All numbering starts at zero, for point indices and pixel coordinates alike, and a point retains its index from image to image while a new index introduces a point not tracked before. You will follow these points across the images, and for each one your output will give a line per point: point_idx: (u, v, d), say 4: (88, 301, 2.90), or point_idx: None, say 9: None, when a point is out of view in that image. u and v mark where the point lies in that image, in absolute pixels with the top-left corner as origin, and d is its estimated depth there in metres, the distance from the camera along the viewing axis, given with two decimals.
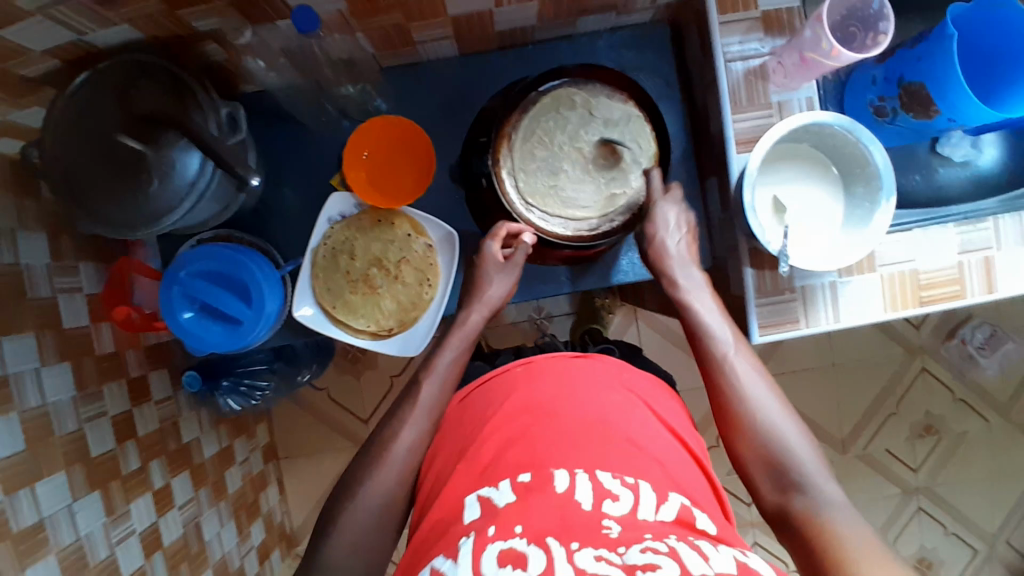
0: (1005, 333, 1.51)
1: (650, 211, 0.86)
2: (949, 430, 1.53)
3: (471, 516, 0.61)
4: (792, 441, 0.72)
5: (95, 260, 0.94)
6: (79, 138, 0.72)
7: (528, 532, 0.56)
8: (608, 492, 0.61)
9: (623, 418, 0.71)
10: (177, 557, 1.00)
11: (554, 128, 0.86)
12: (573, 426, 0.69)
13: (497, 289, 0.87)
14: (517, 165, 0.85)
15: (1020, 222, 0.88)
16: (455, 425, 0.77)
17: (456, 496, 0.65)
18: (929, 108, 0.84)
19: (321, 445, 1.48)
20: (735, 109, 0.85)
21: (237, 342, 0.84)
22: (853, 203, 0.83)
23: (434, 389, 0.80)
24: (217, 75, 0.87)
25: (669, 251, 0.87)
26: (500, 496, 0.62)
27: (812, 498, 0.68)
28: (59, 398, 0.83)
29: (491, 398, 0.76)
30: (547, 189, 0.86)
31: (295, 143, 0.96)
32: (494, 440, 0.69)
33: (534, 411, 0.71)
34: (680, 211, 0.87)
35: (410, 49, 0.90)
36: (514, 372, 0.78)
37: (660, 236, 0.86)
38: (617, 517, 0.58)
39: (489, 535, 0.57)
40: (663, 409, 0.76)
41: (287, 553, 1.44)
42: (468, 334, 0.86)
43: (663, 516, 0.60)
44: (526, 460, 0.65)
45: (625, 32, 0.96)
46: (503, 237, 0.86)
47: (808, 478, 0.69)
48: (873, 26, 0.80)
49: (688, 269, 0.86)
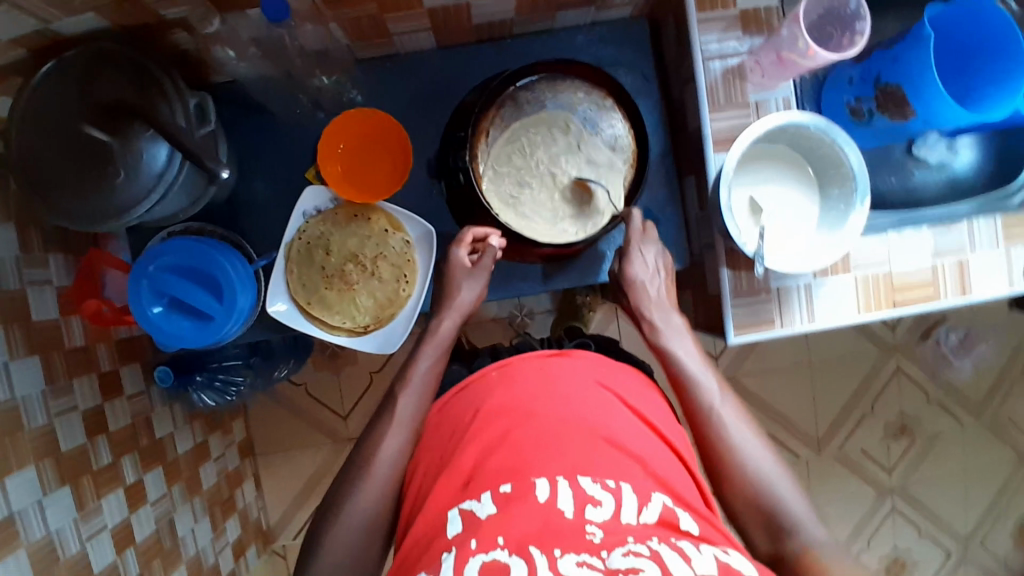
0: (978, 334, 1.54)
1: (629, 254, 0.88)
2: (924, 429, 1.55)
3: (454, 530, 0.59)
4: (781, 486, 0.72)
5: (64, 251, 0.91)
6: (43, 130, 0.70)
7: (511, 541, 0.55)
8: (590, 498, 0.59)
9: (601, 415, 0.68)
10: (150, 552, 0.99)
11: (534, 133, 0.87)
12: (553, 425, 0.66)
13: (468, 293, 0.86)
14: (494, 164, 0.87)
15: (993, 226, 0.90)
16: (434, 434, 0.75)
17: (439, 506, 0.64)
18: (905, 108, 0.86)
19: (299, 441, 1.46)
20: (713, 107, 0.85)
21: (208, 337, 0.82)
22: (828, 204, 0.84)
23: (412, 401, 0.77)
24: (189, 65, 0.85)
25: (651, 295, 0.88)
26: (482, 508, 0.60)
27: (805, 541, 0.68)
28: (28, 393, 0.81)
29: (469, 401, 0.73)
30: (524, 190, 0.87)
31: (270, 134, 0.95)
32: (472, 447, 0.66)
33: (513, 411, 0.68)
34: (658, 253, 0.89)
35: (387, 40, 0.88)
36: (489, 376, 0.74)
37: (641, 281, 0.88)
38: (600, 522, 0.57)
39: (471, 548, 0.56)
40: (641, 403, 0.74)
41: (264, 549, 1.42)
42: (442, 342, 0.84)
43: (645, 519, 0.59)
44: (505, 470, 0.62)
45: (605, 28, 0.96)
46: (469, 243, 0.87)
47: (796, 522, 0.70)
48: (850, 26, 0.80)
49: (668, 315, 0.87)
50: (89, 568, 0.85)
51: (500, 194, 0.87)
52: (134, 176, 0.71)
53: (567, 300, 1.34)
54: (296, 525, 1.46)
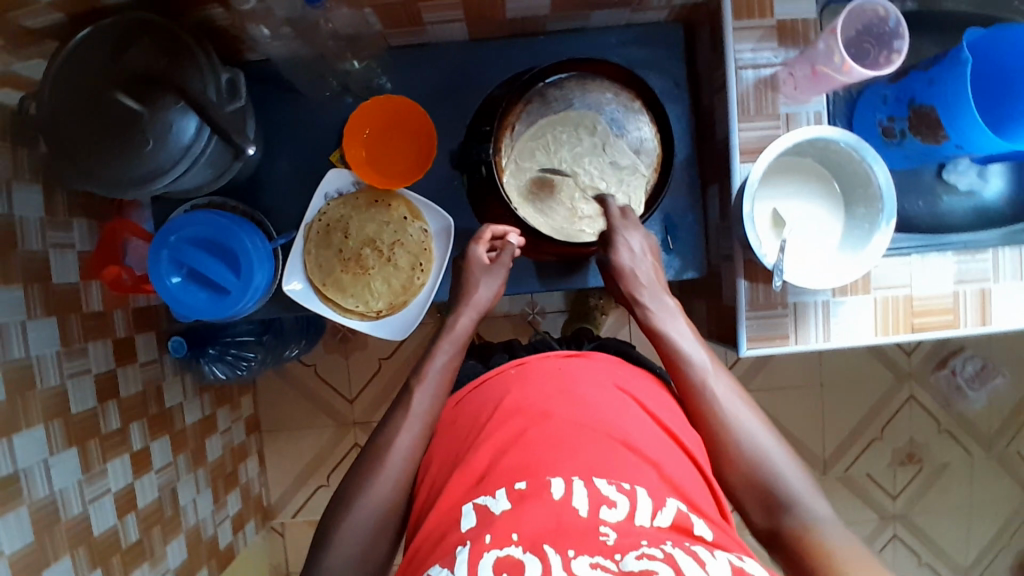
0: (995, 367, 1.51)
1: (613, 237, 0.84)
2: (932, 459, 1.53)
3: (468, 524, 0.57)
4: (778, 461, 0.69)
5: (89, 217, 0.93)
6: (75, 95, 0.71)
7: (525, 539, 0.53)
8: (604, 499, 0.57)
9: (617, 417, 0.66)
10: (150, 519, 1.01)
11: (558, 130, 0.88)
12: (568, 426, 0.64)
13: (485, 291, 0.84)
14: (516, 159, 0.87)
15: (1018, 256, 0.88)
16: (449, 431, 0.73)
17: (453, 501, 0.62)
18: (938, 131, 0.83)
19: (304, 422, 1.47)
20: (742, 117, 0.85)
21: (223, 310, 0.83)
22: (852, 223, 0.83)
23: (427, 396, 0.75)
24: (222, 41, 0.86)
25: (643, 278, 0.84)
26: (496, 504, 0.57)
27: (804, 515, 0.66)
28: (42, 353, 0.82)
29: (485, 398, 0.71)
30: (542, 187, 0.88)
31: (298, 115, 0.96)
32: (486, 444, 0.64)
33: (528, 410, 0.66)
34: (645, 237, 0.85)
35: (419, 29, 0.89)
36: (507, 373, 0.73)
37: (630, 264, 0.84)
38: (614, 524, 0.55)
39: (485, 543, 0.53)
40: (658, 408, 0.71)
41: (262, 525, 1.44)
42: (458, 339, 0.81)
43: (659, 523, 0.56)
44: (519, 468, 0.60)
45: (638, 30, 0.95)
46: (487, 240, 0.86)
47: (793, 496, 0.67)
48: (888, 43, 0.78)
49: (660, 297, 0.83)
50: (89, 531, 0.87)
51: (519, 189, 0.87)
52: (162, 146, 0.72)
53: (579, 303, 1.35)
54: (295, 504, 1.48)
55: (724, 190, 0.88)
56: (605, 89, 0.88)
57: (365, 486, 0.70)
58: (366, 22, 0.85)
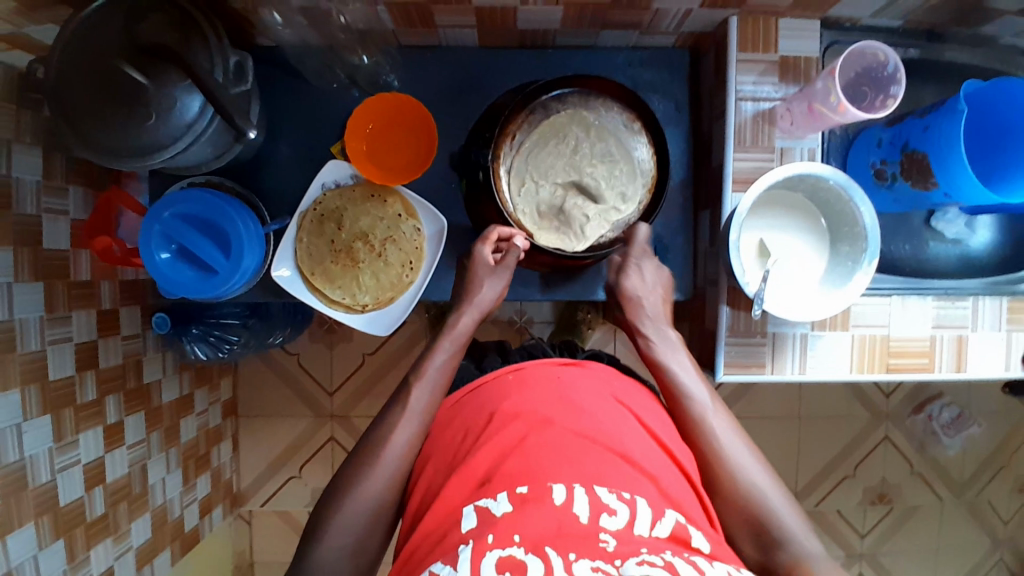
0: (971, 416, 1.52)
1: (625, 266, 0.90)
2: (903, 501, 1.54)
3: (468, 525, 0.58)
4: (771, 497, 0.69)
5: (85, 185, 0.93)
6: (81, 62, 0.72)
7: (527, 540, 0.54)
8: (604, 506, 0.57)
9: (616, 428, 0.66)
10: (117, 495, 1.00)
11: (575, 143, 0.88)
12: (568, 436, 0.64)
13: (489, 291, 0.85)
14: (513, 167, 0.88)
15: (999, 307, 0.90)
16: (445, 431, 0.73)
17: (452, 504, 0.62)
18: (928, 178, 0.84)
19: (282, 410, 1.47)
20: (738, 147, 0.86)
21: (208, 291, 0.83)
22: (836, 260, 0.84)
23: (425, 395, 0.75)
24: (234, 25, 0.87)
25: (647, 310, 0.88)
26: (498, 506, 0.58)
27: (797, 552, 0.65)
28: (25, 316, 0.82)
29: (484, 403, 0.71)
30: (525, 196, 0.89)
31: (303, 102, 0.96)
32: (486, 448, 0.64)
33: (528, 417, 0.66)
34: (656, 268, 0.91)
35: (431, 31, 0.90)
36: (505, 379, 0.73)
37: (637, 294, 0.89)
38: (614, 532, 0.55)
39: (488, 542, 0.54)
40: (655, 423, 0.72)
41: (230, 511, 1.43)
42: (459, 338, 0.81)
43: (658, 533, 0.57)
44: (520, 473, 0.60)
45: (646, 52, 0.97)
46: (493, 241, 0.86)
47: (789, 533, 0.67)
48: (886, 87, 0.80)
49: (661, 327, 0.87)
50: (55, 500, 0.87)
51: (511, 197, 0.89)
52: (164, 121, 0.73)
53: (568, 314, 1.38)
54: (265, 493, 1.47)
55: (715, 217, 0.90)
56: (634, 121, 0.89)
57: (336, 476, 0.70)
58: (379, 19, 0.86)
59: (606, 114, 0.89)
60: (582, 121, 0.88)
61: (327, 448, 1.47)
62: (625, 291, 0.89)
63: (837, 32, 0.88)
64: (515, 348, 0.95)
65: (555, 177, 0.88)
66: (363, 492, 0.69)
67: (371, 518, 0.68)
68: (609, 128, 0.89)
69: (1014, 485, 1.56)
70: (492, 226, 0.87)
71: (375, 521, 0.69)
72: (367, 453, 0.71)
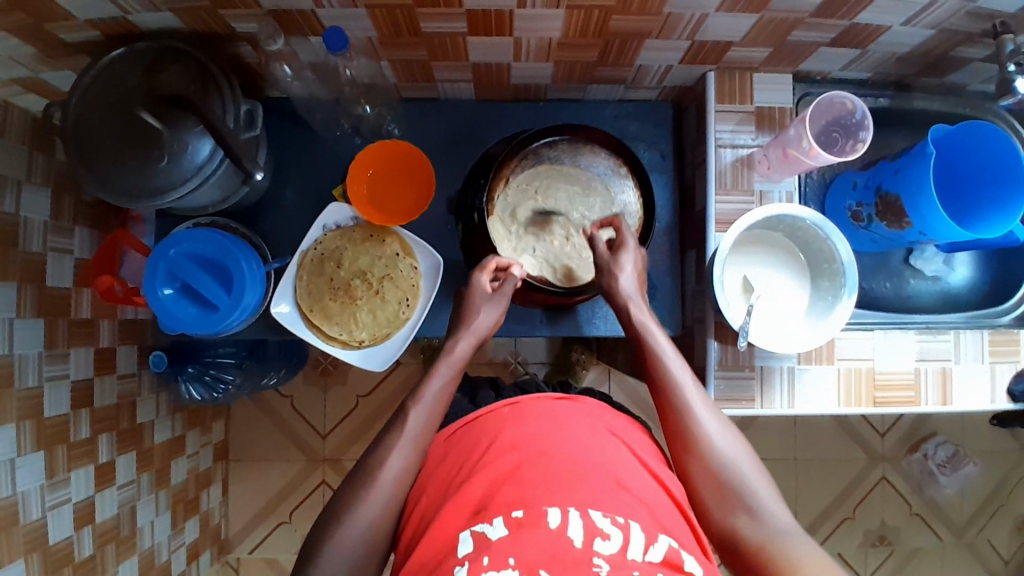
0: (966, 455, 1.53)
1: (623, 246, 0.88)
2: (903, 543, 1.53)
3: (464, 549, 0.59)
4: (743, 466, 0.72)
5: (92, 227, 0.96)
6: (103, 111, 0.77)
7: (521, 563, 0.56)
8: (598, 530, 0.58)
9: (612, 458, 0.67)
10: (106, 536, 0.99)
11: (585, 194, 0.93)
12: (561, 464, 0.65)
13: (486, 318, 0.87)
14: (520, 178, 0.92)
15: (979, 340, 0.93)
16: (440, 463, 0.73)
17: (447, 533, 0.62)
18: (902, 219, 0.88)
19: (274, 453, 1.46)
20: (720, 190, 0.91)
21: (209, 327, 0.85)
22: (817, 295, 0.88)
23: (422, 417, 0.76)
24: (245, 78, 0.92)
25: (625, 288, 0.86)
26: (493, 531, 0.59)
27: (766, 520, 0.68)
28: (25, 352, 0.83)
29: (480, 433, 0.72)
30: (514, 200, 0.92)
31: (305, 149, 1.01)
32: (482, 477, 0.65)
33: (525, 448, 0.67)
34: (637, 254, 0.89)
35: (430, 84, 0.95)
36: (500, 413, 0.74)
37: (618, 271, 0.87)
38: (608, 556, 0.57)
39: (483, 564, 0.56)
40: (647, 453, 0.73)
41: (217, 557, 1.40)
42: (456, 361, 0.83)
43: (651, 557, 0.58)
44: (516, 498, 0.61)
45: (633, 105, 1.03)
46: (492, 270, 0.88)
47: (759, 500, 0.69)
48: (855, 132, 0.85)
49: (637, 303, 0.86)
50: (45, 538, 0.86)
51: (501, 197, 0.92)
52: (177, 163, 0.77)
53: (564, 355, 1.40)
54: (254, 540, 1.44)
55: (700, 257, 0.94)
56: (620, 166, 0.93)
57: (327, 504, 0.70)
58: (382, 73, 0.90)
59: (606, 168, 0.94)
60: (598, 183, 0.94)
61: (319, 492, 1.45)
62: (618, 267, 0.87)
63: (809, 85, 0.94)
64: (507, 385, 0.96)
65: (548, 207, 0.92)
66: (355, 524, 0.69)
67: (363, 554, 0.68)
68: (611, 183, 0.94)
69: (1014, 525, 1.56)
70: (490, 255, 0.89)
71: (367, 552, 0.69)
72: (359, 485, 0.72)
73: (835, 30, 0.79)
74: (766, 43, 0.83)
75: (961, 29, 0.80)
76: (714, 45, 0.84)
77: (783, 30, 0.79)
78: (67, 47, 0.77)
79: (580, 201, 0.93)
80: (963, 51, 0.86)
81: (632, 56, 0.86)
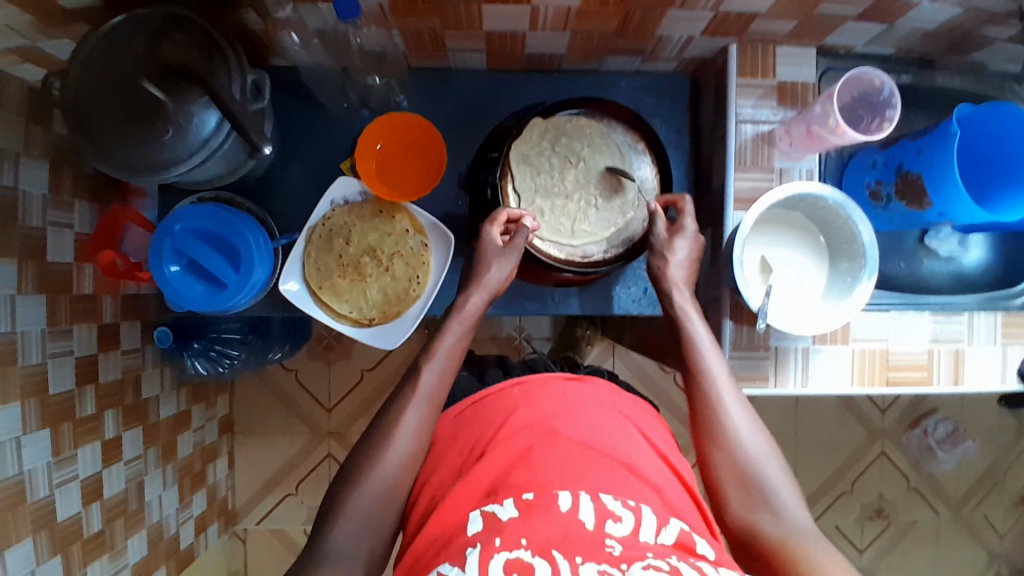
0: (965, 432, 1.55)
1: (676, 234, 0.86)
2: (899, 517, 1.55)
3: (474, 529, 0.59)
4: (768, 465, 0.72)
5: (92, 201, 0.94)
6: (104, 80, 0.73)
7: (533, 543, 0.55)
8: (610, 513, 0.58)
9: (623, 443, 0.67)
10: (114, 511, 0.99)
11: (608, 151, 0.90)
12: (572, 448, 0.64)
13: (497, 273, 0.83)
14: (556, 123, 0.90)
15: (993, 321, 0.92)
16: (450, 442, 0.73)
17: (458, 513, 0.62)
18: (922, 199, 0.86)
19: (280, 426, 1.46)
20: (739, 167, 0.89)
21: (216, 305, 0.83)
22: (835, 276, 0.87)
23: (434, 376, 0.75)
24: (250, 46, 0.89)
25: (673, 272, 0.85)
26: (504, 512, 0.59)
27: (786, 518, 0.69)
28: (28, 328, 0.82)
29: (489, 415, 0.71)
30: (544, 140, 0.89)
31: (312, 122, 0.98)
32: (493, 459, 0.65)
33: (536, 430, 0.67)
34: (692, 240, 0.86)
35: (441, 54, 0.92)
36: (511, 393, 0.73)
37: (665, 256, 0.85)
38: (620, 537, 0.56)
39: (495, 545, 0.55)
40: (655, 434, 0.73)
41: (225, 528, 1.42)
42: (468, 318, 0.81)
43: (663, 540, 0.57)
44: (528, 481, 0.61)
45: (648, 78, 1.00)
46: (502, 223, 0.85)
47: (782, 500, 0.70)
48: (881, 111, 0.83)
49: (681, 289, 0.84)
50: (53, 516, 0.86)
51: (530, 136, 0.89)
52: (182, 136, 0.74)
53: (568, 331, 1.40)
54: (262, 510, 1.46)
55: (717, 236, 0.92)
56: (638, 142, 0.92)
57: (340, 485, 0.70)
58: (392, 42, 0.87)
59: (623, 142, 0.91)
60: (620, 143, 0.91)
61: (325, 464, 1.46)
62: (669, 249, 0.85)
63: (832, 60, 0.91)
64: (517, 363, 0.96)
65: (571, 157, 0.90)
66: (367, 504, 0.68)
67: (374, 534, 0.68)
68: (628, 155, 0.91)
69: (1010, 500, 1.58)
70: (499, 209, 0.86)
71: (380, 532, 0.68)
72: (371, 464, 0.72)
73: (864, 3, 0.77)
74: (792, 15, 0.80)
75: (993, 4, 0.77)
76: (737, 17, 0.81)
77: (811, 2, 0.76)
78: (64, 13, 0.73)
79: (605, 157, 0.90)
80: (992, 29, 0.84)
81: (651, 27, 0.83)
